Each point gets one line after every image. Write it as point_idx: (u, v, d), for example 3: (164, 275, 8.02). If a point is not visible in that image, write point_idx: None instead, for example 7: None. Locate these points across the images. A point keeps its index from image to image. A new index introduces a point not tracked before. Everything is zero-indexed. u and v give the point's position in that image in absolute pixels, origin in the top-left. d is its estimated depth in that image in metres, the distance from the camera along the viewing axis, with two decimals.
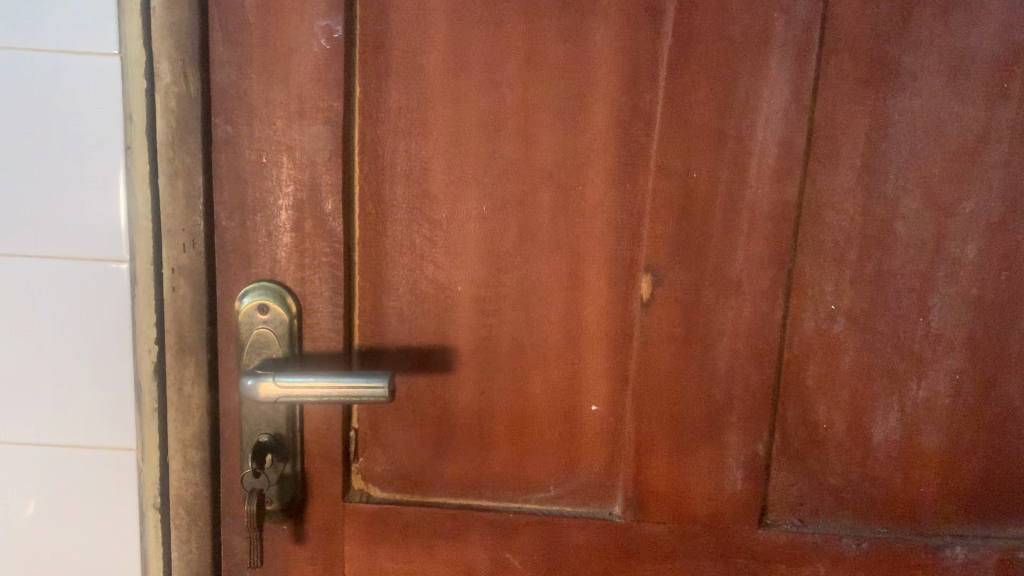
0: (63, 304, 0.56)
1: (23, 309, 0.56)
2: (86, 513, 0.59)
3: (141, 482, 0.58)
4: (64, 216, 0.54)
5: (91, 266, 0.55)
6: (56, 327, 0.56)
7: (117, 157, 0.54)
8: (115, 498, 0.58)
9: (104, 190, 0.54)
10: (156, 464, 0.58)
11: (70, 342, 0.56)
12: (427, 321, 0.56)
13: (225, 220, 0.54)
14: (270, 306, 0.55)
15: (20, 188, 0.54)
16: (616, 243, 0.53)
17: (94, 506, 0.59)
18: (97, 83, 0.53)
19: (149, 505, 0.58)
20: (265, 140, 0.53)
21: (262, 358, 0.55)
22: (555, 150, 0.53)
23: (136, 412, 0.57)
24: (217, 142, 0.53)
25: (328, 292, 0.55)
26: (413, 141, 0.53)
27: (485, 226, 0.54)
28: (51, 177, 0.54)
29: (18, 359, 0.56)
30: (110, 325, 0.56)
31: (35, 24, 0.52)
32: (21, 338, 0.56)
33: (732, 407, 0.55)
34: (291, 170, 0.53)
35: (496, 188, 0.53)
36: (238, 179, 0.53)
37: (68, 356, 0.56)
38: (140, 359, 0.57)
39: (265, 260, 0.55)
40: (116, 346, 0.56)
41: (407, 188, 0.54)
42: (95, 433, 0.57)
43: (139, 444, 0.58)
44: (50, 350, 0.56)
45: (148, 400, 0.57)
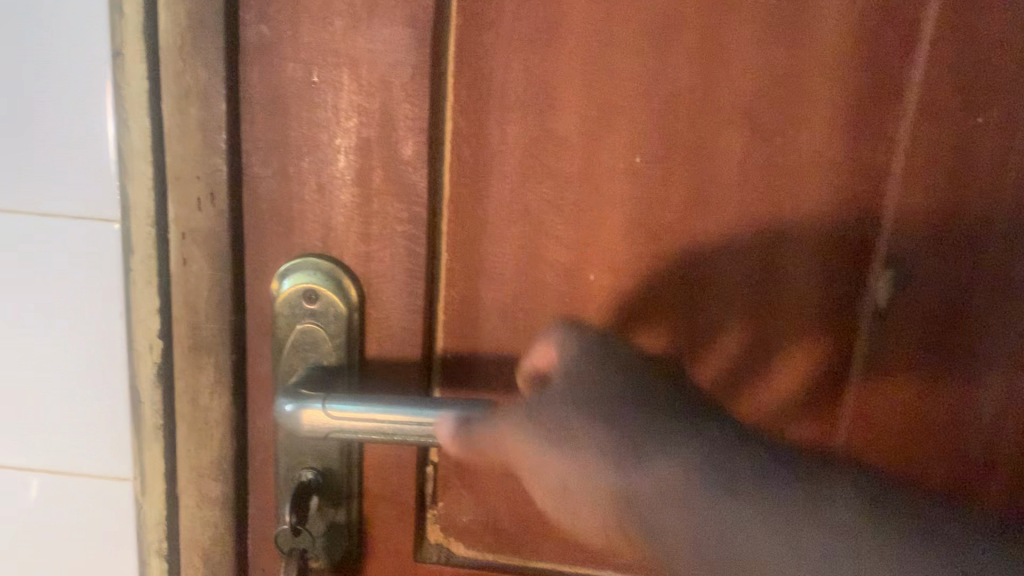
0: (33, 280, 0.41)
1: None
2: (78, 539, 0.45)
3: (141, 521, 0.44)
4: (29, 159, 0.39)
5: (68, 228, 0.40)
6: (25, 310, 0.41)
7: (99, 79, 0.38)
8: (112, 531, 0.45)
9: (84, 125, 0.38)
10: (161, 501, 0.43)
11: (51, 322, 0.42)
12: (543, 321, 0.38)
13: (258, 164, 0.37)
14: (321, 294, 0.38)
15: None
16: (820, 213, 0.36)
17: (87, 539, 0.45)
18: None
19: (151, 550, 0.44)
20: (318, 48, 0.35)
21: (308, 366, 0.38)
22: (755, 76, 0.34)
23: (134, 431, 0.43)
24: (247, 50, 0.36)
25: (402, 276, 0.38)
26: (539, 54, 0.35)
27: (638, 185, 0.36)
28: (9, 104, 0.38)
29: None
30: (102, 303, 0.41)
31: None
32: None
33: (994, 464, 0.38)
34: (354, 94, 0.36)
35: (658, 131, 0.36)
36: (277, 106, 0.36)
37: (42, 347, 0.42)
38: (138, 357, 0.41)
39: (314, 226, 0.38)
40: (108, 339, 0.42)
41: (524, 127, 0.36)
42: (83, 449, 0.44)
43: (138, 469, 0.43)
44: (26, 331, 0.42)
45: (148, 414, 0.42)
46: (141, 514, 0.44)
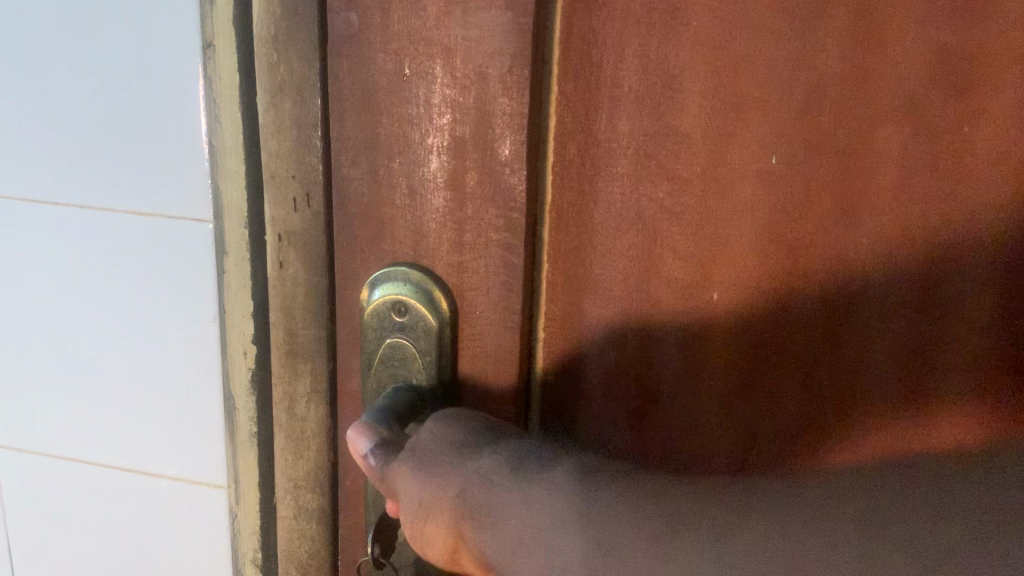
0: (125, 280, 0.40)
1: (73, 279, 0.41)
2: (176, 542, 0.44)
3: (235, 530, 0.43)
4: (120, 154, 0.38)
5: (159, 228, 0.38)
6: (118, 311, 0.41)
7: (187, 71, 0.36)
8: (201, 539, 0.44)
9: (172, 120, 0.37)
10: (255, 510, 0.42)
11: (147, 324, 0.40)
12: (656, 342, 0.34)
13: (347, 165, 0.34)
14: (409, 307, 0.35)
15: (62, 111, 0.38)
16: (996, 338, 0.32)
17: (175, 544, 0.44)
18: None
19: (246, 559, 0.43)
20: (408, 36, 0.32)
21: (396, 382, 0.35)
22: (919, 58, 0.28)
23: (228, 438, 0.41)
24: (335, 39, 0.33)
25: (497, 288, 0.34)
26: (657, 39, 0.30)
27: (752, 348, 0.33)
28: (99, 97, 0.37)
29: (75, 345, 0.42)
30: (194, 308, 0.39)
31: None
32: (76, 321, 0.42)
33: None
34: (446, 87, 0.32)
35: (797, 127, 0.30)
36: (367, 101, 0.33)
37: (133, 349, 0.41)
38: (233, 363, 0.39)
39: (405, 232, 0.34)
40: (200, 346, 0.40)
41: (638, 122, 0.31)
42: (174, 455, 0.43)
43: (233, 477, 0.42)
44: (126, 332, 0.41)
45: (243, 421, 0.40)
46: (236, 521, 0.43)
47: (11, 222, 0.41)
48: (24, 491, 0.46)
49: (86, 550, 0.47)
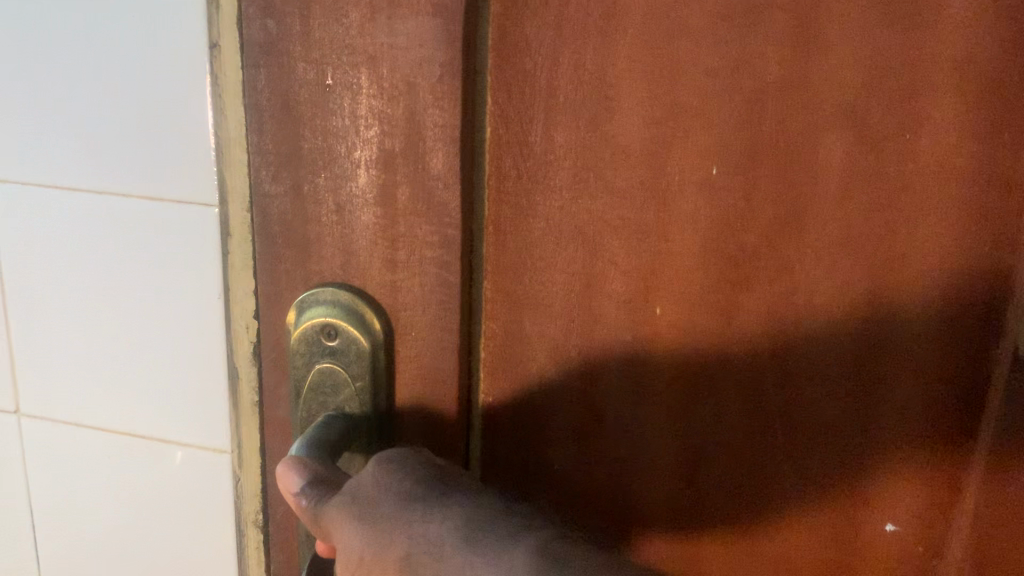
0: (130, 245, 0.37)
1: (82, 236, 0.38)
2: (173, 514, 0.42)
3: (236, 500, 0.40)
4: (132, 111, 0.35)
5: (154, 192, 0.36)
6: (103, 280, 0.38)
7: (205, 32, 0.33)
8: (199, 510, 0.41)
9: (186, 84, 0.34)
10: (255, 475, 0.38)
11: (137, 288, 0.38)
12: (596, 362, 0.33)
13: (268, 181, 0.32)
14: (336, 331, 0.33)
15: (63, 60, 0.35)
16: (941, 392, 0.31)
17: (181, 524, 0.42)
18: None
19: (246, 529, 0.40)
20: (331, 45, 0.30)
21: (325, 410, 0.34)
22: (859, 67, 0.28)
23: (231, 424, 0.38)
24: (254, 48, 0.31)
25: (432, 308, 0.32)
26: (595, 46, 0.29)
27: (722, 372, 0.32)
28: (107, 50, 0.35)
29: (76, 313, 0.39)
30: (191, 265, 0.36)
31: None
32: (75, 289, 0.39)
33: None
34: (374, 97, 0.30)
35: (737, 138, 0.29)
36: (288, 113, 0.31)
37: (140, 322, 0.38)
38: (236, 339, 0.36)
39: (333, 252, 0.33)
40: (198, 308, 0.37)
41: (575, 135, 0.30)
42: (169, 425, 0.40)
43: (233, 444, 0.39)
44: (114, 301, 0.38)
45: (246, 401, 0.37)
46: (240, 492, 0.39)
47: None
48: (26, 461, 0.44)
49: (87, 528, 0.44)
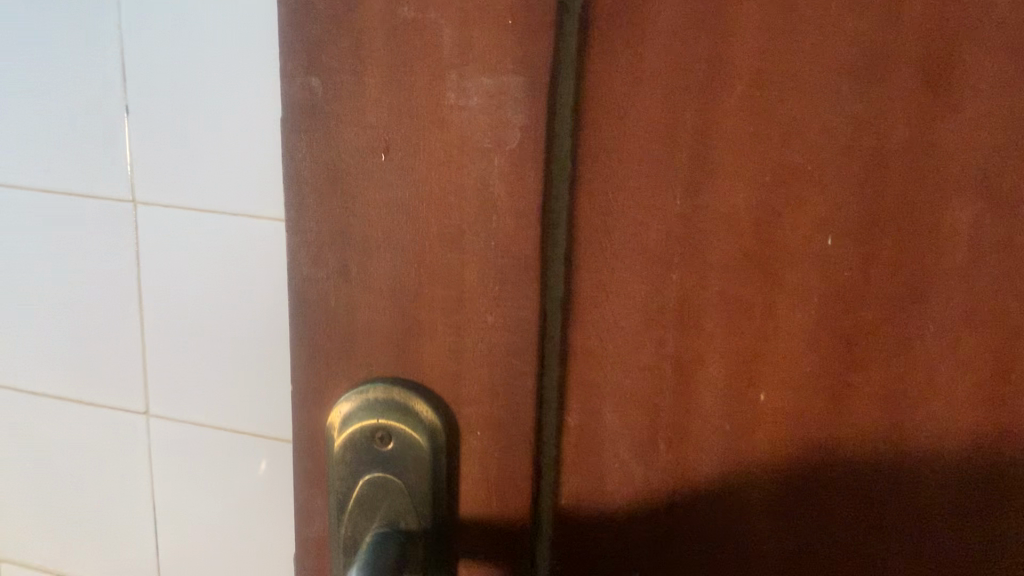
0: (232, 273, 0.51)
1: (191, 274, 0.52)
2: None
3: None
4: (230, 182, 0.50)
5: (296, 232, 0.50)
6: (256, 304, 0.52)
7: None
8: None
9: (264, 155, 0.49)
10: None
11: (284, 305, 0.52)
12: (689, 451, 0.29)
13: (310, 263, 0.28)
14: (390, 432, 0.28)
15: (184, 149, 0.50)
16: None
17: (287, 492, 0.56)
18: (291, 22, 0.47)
19: None
20: (389, 105, 0.26)
21: (373, 529, 0.29)
22: (990, 125, 0.25)
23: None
24: (295, 113, 0.26)
25: (503, 404, 0.28)
26: (692, 105, 0.26)
27: (812, 472, 0.29)
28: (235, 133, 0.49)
29: (191, 329, 0.54)
30: None
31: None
32: (226, 310, 0.52)
33: None
34: (438, 164, 0.26)
35: (852, 202, 0.26)
36: (335, 185, 0.27)
37: (247, 332, 0.53)
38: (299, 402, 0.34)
39: (385, 341, 0.28)
40: None
41: (669, 200, 0.27)
42: None
43: None
44: (262, 316, 0.52)
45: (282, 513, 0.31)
46: None
47: (160, 260, 0.53)
48: (148, 453, 0.58)
49: (182, 507, 0.58)
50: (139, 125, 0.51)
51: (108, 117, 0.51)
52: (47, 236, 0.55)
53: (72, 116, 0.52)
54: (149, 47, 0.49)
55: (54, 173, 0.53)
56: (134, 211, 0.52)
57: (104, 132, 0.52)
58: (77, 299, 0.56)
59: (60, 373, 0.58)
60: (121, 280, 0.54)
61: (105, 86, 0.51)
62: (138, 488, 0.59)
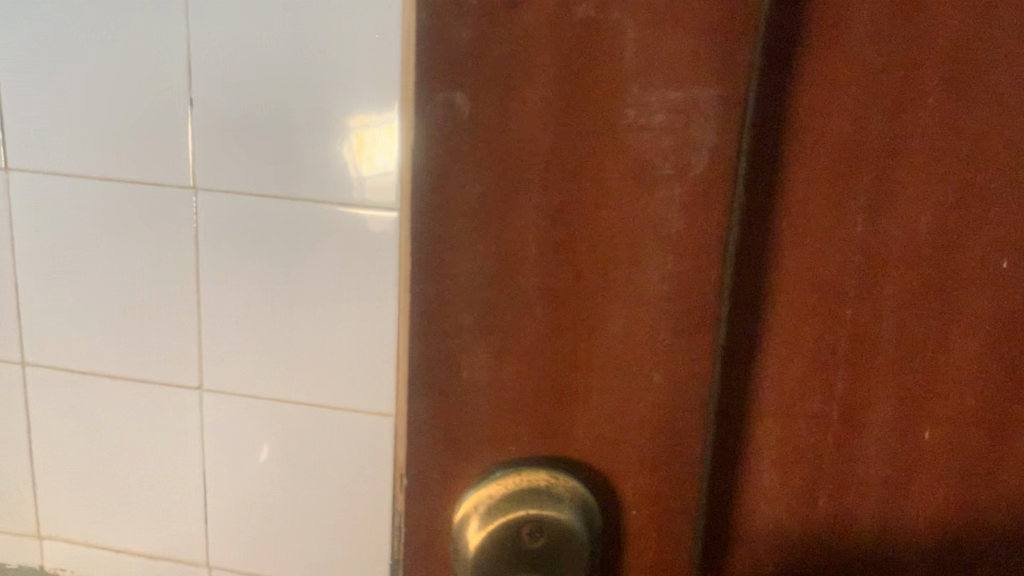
0: (283, 275, 0.53)
1: (245, 271, 0.53)
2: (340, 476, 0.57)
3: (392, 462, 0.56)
4: (292, 173, 0.51)
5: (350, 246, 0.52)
6: (305, 306, 0.53)
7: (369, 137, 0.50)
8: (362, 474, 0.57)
9: (325, 147, 0.50)
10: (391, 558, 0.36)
11: (331, 309, 0.53)
12: (847, 509, 0.26)
13: (434, 326, 0.23)
14: (535, 528, 0.23)
15: (252, 151, 0.51)
16: None
17: (333, 465, 0.57)
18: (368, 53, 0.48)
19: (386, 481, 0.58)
20: (554, 129, 0.21)
21: None
22: None
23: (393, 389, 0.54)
24: (429, 145, 0.21)
25: (662, 482, 0.24)
26: (882, 124, 0.23)
27: (968, 518, 0.27)
28: (299, 133, 0.50)
29: (242, 314, 0.54)
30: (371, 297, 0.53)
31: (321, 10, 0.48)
32: (276, 311, 0.54)
33: None
34: (609, 201, 0.21)
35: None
36: (476, 233, 0.22)
37: (304, 316, 0.54)
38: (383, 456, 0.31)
39: (521, 414, 0.23)
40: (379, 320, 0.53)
41: (849, 232, 0.24)
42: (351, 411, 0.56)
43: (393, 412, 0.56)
44: (311, 319, 0.54)
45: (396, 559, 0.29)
46: None
47: (207, 255, 0.53)
48: (190, 442, 0.58)
49: (220, 494, 0.59)
50: (199, 118, 0.51)
51: (160, 106, 0.51)
52: (82, 219, 0.54)
53: (115, 106, 0.52)
54: (225, 44, 0.49)
55: (124, 156, 0.52)
56: (195, 196, 0.52)
57: (157, 120, 0.51)
58: (114, 286, 0.55)
59: (112, 355, 0.57)
60: (177, 264, 0.54)
61: (170, 78, 0.50)
62: (182, 469, 0.59)
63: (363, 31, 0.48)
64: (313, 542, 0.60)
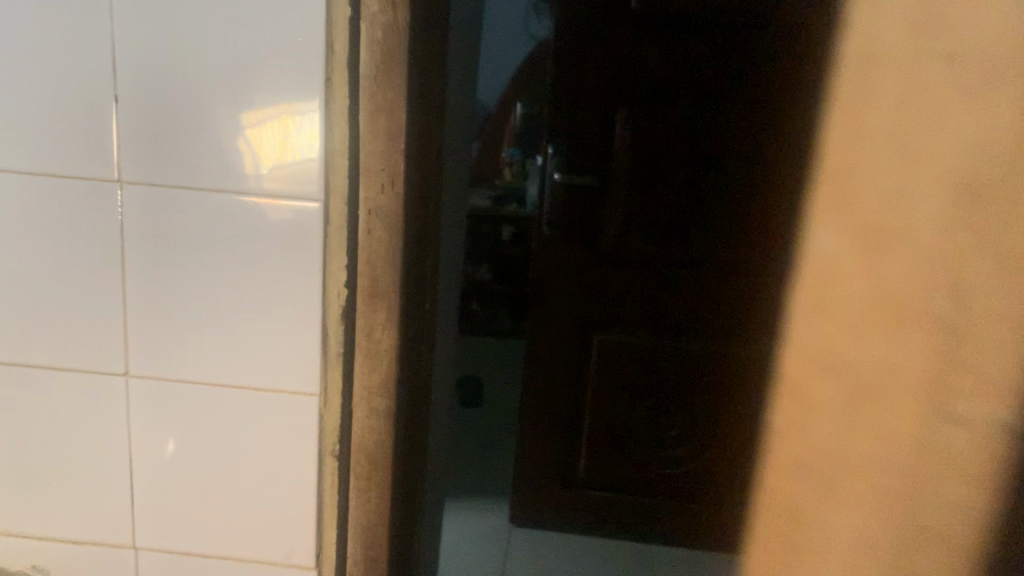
0: (210, 258, 0.57)
1: (171, 257, 0.57)
2: (270, 446, 0.60)
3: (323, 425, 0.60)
4: (218, 170, 0.55)
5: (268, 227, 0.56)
6: (229, 286, 0.57)
7: (287, 123, 0.54)
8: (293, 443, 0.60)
9: (244, 142, 0.55)
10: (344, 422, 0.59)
11: (254, 287, 0.57)
12: None
13: None
14: None
15: (179, 146, 0.55)
16: None
17: (263, 436, 0.60)
18: (289, 49, 0.53)
19: (328, 450, 0.61)
20: None
21: None
22: None
23: (319, 361, 0.58)
24: None
25: None
26: None
27: None
28: (220, 129, 0.54)
29: (166, 300, 0.58)
30: (297, 272, 0.56)
31: (243, 14, 0.52)
32: (199, 291, 0.58)
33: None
34: None
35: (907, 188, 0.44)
36: None
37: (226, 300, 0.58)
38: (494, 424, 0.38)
39: None
40: (305, 296, 0.57)
41: None
42: (279, 380, 0.59)
43: (322, 389, 0.59)
44: (235, 297, 0.57)
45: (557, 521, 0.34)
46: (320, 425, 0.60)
47: (134, 240, 0.57)
48: (121, 418, 0.61)
49: (155, 467, 0.62)
50: (128, 116, 0.55)
51: (85, 114, 0.55)
52: (6, 215, 0.57)
53: (44, 115, 0.55)
54: (150, 50, 0.53)
55: (54, 157, 0.56)
56: (121, 191, 0.56)
57: (85, 131, 0.55)
58: (39, 279, 0.58)
59: (47, 339, 0.60)
60: (104, 257, 0.57)
61: (101, 82, 0.54)
62: (110, 445, 0.62)
63: (277, 34, 0.52)
64: (244, 513, 0.62)
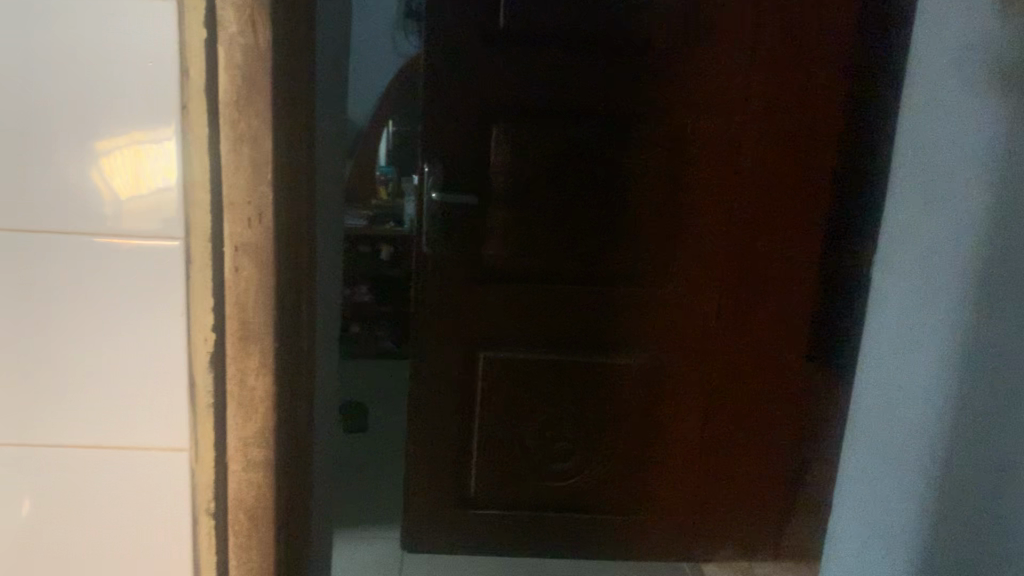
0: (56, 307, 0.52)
1: (9, 308, 0.52)
2: (135, 507, 0.56)
3: (194, 481, 0.55)
4: (60, 210, 0.50)
5: (121, 268, 0.52)
6: (79, 337, 0.52)
7: (139, 154, 0.50)
8: (162, 501, 0.56)
9: (88, 178, 0.50)
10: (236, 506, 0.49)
11: (107, 337, 0.53)
12: None
13: None
14: None
15: (11, 187, 0.50)
16: None
17: (126, 496, 0.55)
18: (137, 74, 0.49)
19: (201, 508, 0.56)
20: None
21: None
22: None
23: (188, 408, 0.54)
24: None
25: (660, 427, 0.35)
26: None
27: None
28: (60, 164, 0.50)
29: (6, 357, 0.52)
30: (156, 317, 0.52)
31: (82, 38, 0.48)
32: (43, 344, 0.52)
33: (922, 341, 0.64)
34: None
35: None
36: None
37: (77, 351, 0.53)
38: None
39: None
40: (167, 343, 0.53)
41: None
42: (142, 434, 0.54)
43: (191, 443, 0.55)
44: (86, 349, 0.53)
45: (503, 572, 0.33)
46: (194, 481, 0.55)
47: None
48: None
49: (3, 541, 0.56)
50: None
51: None
52: None
53: None
54: None
55: None
56: None
57: None
58: None
59: None
60: None
61: None
62: None
63: (122, 57, 0.48)
64: None
